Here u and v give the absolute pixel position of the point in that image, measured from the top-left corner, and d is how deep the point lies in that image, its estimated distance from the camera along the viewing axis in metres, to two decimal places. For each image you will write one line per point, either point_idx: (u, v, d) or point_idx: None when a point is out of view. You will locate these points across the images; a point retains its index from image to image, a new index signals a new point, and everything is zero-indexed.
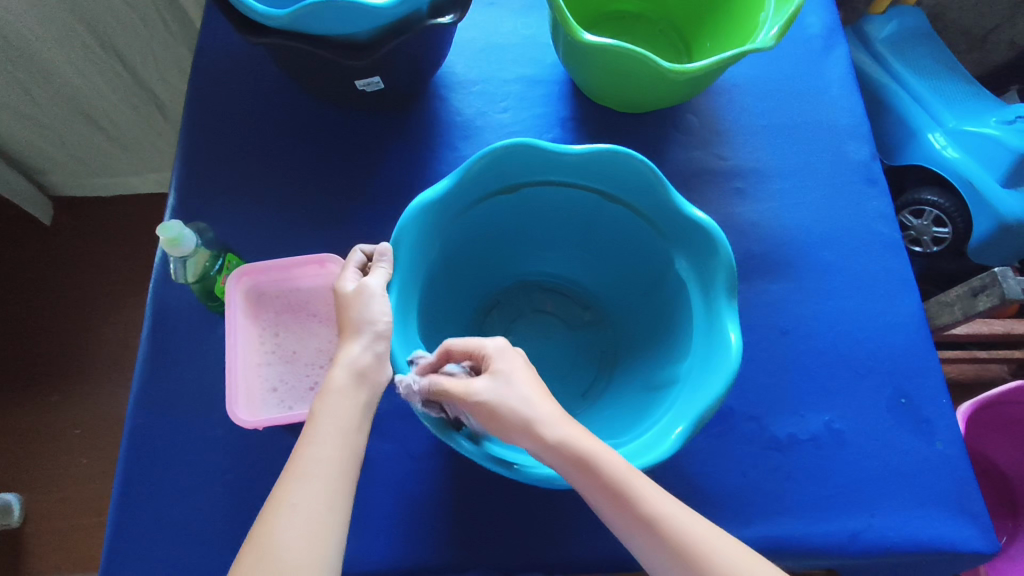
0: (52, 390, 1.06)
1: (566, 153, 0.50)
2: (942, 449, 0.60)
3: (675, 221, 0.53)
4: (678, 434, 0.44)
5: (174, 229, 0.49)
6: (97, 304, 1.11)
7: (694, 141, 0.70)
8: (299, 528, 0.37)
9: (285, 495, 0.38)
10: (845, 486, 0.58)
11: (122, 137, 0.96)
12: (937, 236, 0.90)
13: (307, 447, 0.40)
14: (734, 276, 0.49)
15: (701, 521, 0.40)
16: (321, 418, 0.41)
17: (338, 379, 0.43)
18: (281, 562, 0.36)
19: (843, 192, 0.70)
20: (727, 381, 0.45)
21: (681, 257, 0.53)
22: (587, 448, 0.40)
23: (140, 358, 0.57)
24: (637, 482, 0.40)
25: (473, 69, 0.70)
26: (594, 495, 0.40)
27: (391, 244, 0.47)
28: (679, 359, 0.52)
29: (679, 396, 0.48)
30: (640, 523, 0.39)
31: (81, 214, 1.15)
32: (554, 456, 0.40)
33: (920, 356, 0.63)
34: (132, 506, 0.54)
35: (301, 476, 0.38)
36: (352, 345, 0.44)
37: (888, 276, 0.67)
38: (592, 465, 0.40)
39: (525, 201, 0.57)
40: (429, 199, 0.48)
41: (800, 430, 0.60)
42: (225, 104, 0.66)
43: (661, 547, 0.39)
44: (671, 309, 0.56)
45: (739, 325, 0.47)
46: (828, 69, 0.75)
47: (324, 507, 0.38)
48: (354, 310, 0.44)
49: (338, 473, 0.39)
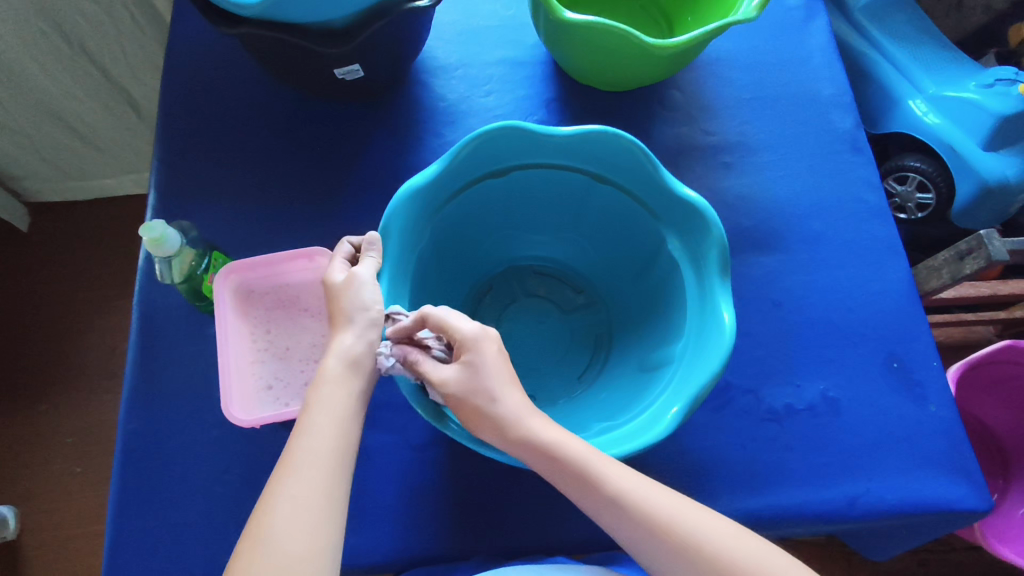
0: (40, 400, 1.05)
1: (554, 134, 0.50)
2: (936, 411, 0.61)
3: (666, 200, 0.52)
4: (675, 412, 0.44)
5: (158, 229, 0.48)
6: (81, 310, 1.09)
7: (679, 117, 0.70)
8: (299, 520, 0.36)
9: (283, 487, 0.37)
10: (843, 452, 0.59)
11: (96, 138, 0.94)
12: (921, 202, 0.91)
13: (303, 438, 0.39)
14: (726, 254, 0.48)
15: (670, 497, 0.41)
16: (316, 408, 0.41)
17: (332, 368, 0.42)
18: (282, 553, 0.35)
19: (829, 162, 0.70)
20: (722, 360, 0.44)
21: (673, 237, 0.53)
22: (552, 440, 0.41)
23: (130, 361, 0.56)
24: (604, 465, 0.41)
25: (454, 53, 0.69)
26: (564, 483, 0.41)
27: (380, 232, 0.46)
28: (675, 339, 0.52)
29: (675, 376, 0.48)
30: (606, 502, 0.40)
31: (60, 219, 1.12)
32: (523, 449, 0.42)
33: (911, 320, 0.64)
34: (130, 512, 0.53)
35: (299, 467, 0.38)
36: (345, 334, 0.43)
37: (876, 243, 0.67)
38: (555, 455, 0.41)
39: (514, 184, 0.56)
40: (417, 185, 0.47)
41: (796, 400, 0.60)
42: (201, 99, 0.65)
43: (632, 523, 0.40)
44: (665, 290, 0.55)
45: (732, 303, 0.47)
46: (809, 40, 0.74)
47: (323, 498, 0.37)
48: (346, 299, 0.44)
49: (337, 463, 0.39)
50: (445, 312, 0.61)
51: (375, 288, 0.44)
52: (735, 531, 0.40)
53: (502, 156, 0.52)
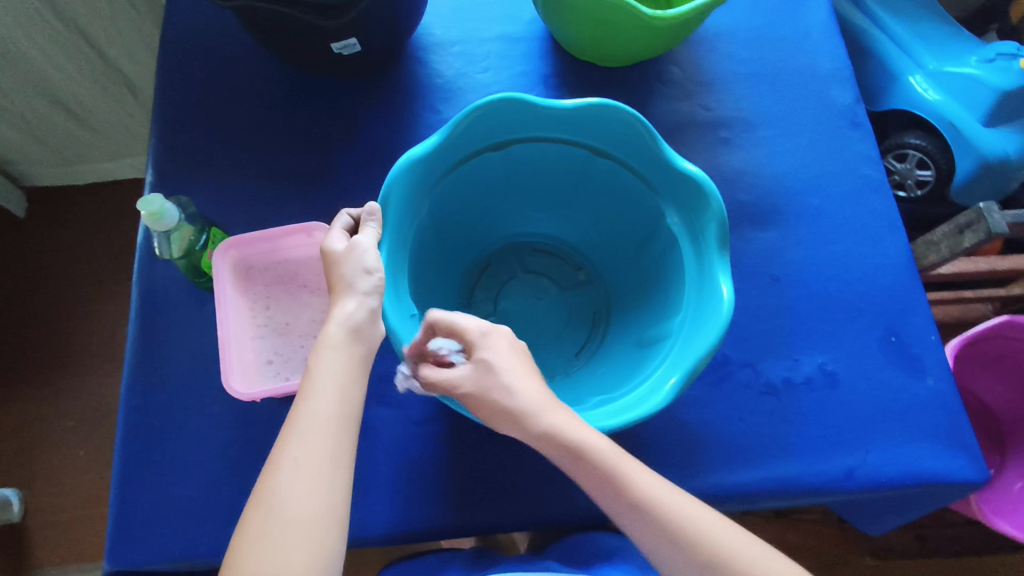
0: (42, 384, 1.05)
1: (554, 107, 0.49)
2: (933, 384, 0.61)
3: (665, 174, 0.52)
4: (672, 384, 0.44)
5: (155, 203, 0.48)
6: (81, 294, 1.09)
7: (678, 93, 0.69)
8: (303, 482, 0.37)
9: (287, 451, 0.38)
10: (840, 425, 0.59)
11: (92, 120, 0.94)
12: (920, 179, 0.90)
13: (306, 402, 0.39)
14: (725, 228, 0.48)
15: (692, 503, 0.41)
16: (318, 373, 0.40)
17: (334, 334, 0.42)
18: (287, 514, 0.36)
19: (828, 137, 0.69)
20: (719, 333, 0.44)
21: (672, 212, 0.53)
22: (575, 439, 0.41)
23: (130, 338, 0.57)
24: (629, 468, 0.41)
25: (450, 29, 0.68)
26: (589, 481, 0.41)
27: (379, 204, 0.46)
28: (673, 311, 0.52)
29: (673, 350, 0.48)
30: (625, 504, 0.40)
31: (58, 204, 1.12)
32: (546, 445, 0.41)
33: (909, 295, 0.64)
34: (133, 486, 0.53)
35: (302, 430, 0.38)
36: (346, 301, 0.43)
37: (875, 219, 0.67)
38: (580, 453, 0.41)
39: (513, 159, 0.56)
40: (416, 157, 0.47)
41: (794, 374, 0.61)
42: (197, 77, 0.64)
43: (652, 531, 0.40)
44: (664, 265, 0.55)
45: (731, 277, 0.47)
46: (809, 14, 0.74)
47: (327, 461, 0.38)
48: (345, 268, 0.44)
49: (339, 427, 0.39)
50: (443, 287, 0.61)
51: (373, 257, 0.44)
52: (756, 545, 0.40)
53: (501, 130, 0.52)
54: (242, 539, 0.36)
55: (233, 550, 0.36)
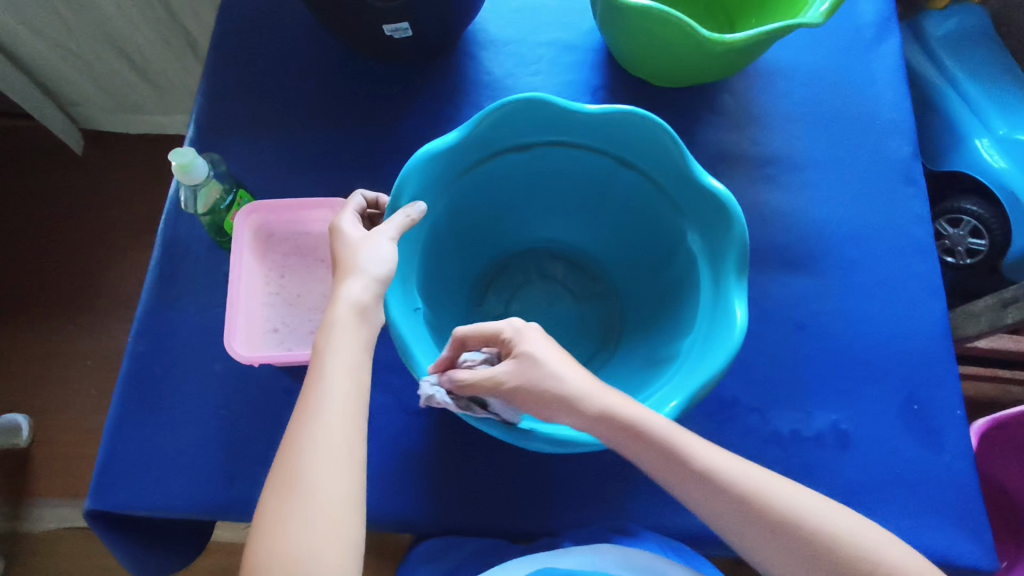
0: (67, 319, 1.08)
1: (583, 112, 0.49)
2: (949, 461, 0.58)
3: (692, 191, 0.51)
4: (671, 407, 0.43)
5: (187, 155, 0.49)
6: (117, 239, 1.12)
7: (727, 123, 0.67)
8: (322, 464, 0.36)
9: (304, 432, 0.37)
10: (845, 488, 0.57)
11: (152, 72, 0.96)
12: (972, 248, 0.87)
13: (320, 381, 0.38)
14: (746, 253, 0.46)
15: (753, 469, 0.42)
16: (329, 352, 0.39)
17: (340, 317, 0.40)
18: (312, 496, 0.35)
19: (878, 189, 0.67)
20: (727, 359, 0.43)
21: (694, 231, 0.52)
22: (632, 415, 0.41)
23: (146, 286, 0.58)
24: (688, 442, 0.42)
25: (507, 28, 0.68)
26: (647, 459, 0.41)
27: (393, 192, 0.45)
28: (684, 334, 0.50)
29: (679, 371, 0.47)
30: (700, 482, 0.41)
31: (113, 150, 1.16)
32: (604, 427, 0.41)
33: (938, 364, 0.61)
34: (124, 430, 0.54)
35: (318, 410, 0.37)
36: (351, 283, 0.41)
37: (915, 280, 0.64)
38: (640, 429, 0.41)
39: (538, 160, 0.55)
40: (438, 148, 0.46)
41: (804, 427, 0.58)
42: (252, 43, 0.65)
43: (720, 499, 0.41)
44: (681, 285, 0.54)
45: (747, 303, 0.45)
46: (876, 61, 0.71)
47: (343, 441, 0.37)
48: (356, 250, 0.43)
49: (351, 408, 0.38)
50: (454, 282, 0.61)
51: (383, 244, 0.43)
52: (815, 495, 0.42)
53: (529, 130, 0.52)
54: (265, 520, 0.35)
55: (256, 530, 0.35)
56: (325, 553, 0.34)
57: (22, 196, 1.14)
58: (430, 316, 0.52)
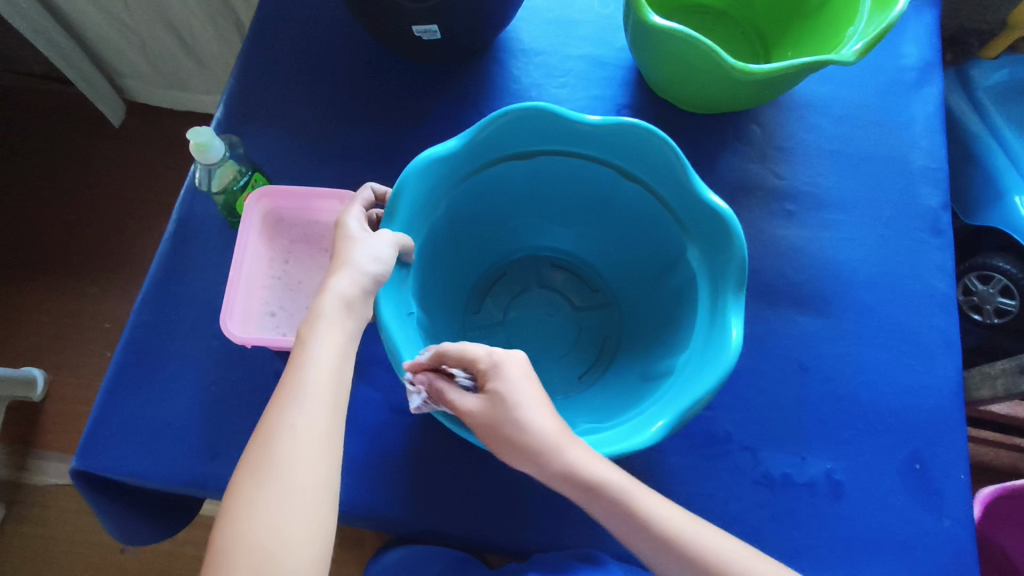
0: (92, 282, 1.12)
1: (587, 123, 0.49)
2: (949, 527, 0.56)
3: (693, 208, 0.50)
4: (660, 426, 0.42)
5: (205, 135, 0.50)
6: (149, 209, 1.16)
7: (752, 153, 0.66)
8: (299, 451, 0.36)
9: (282, 416, 0.36)
10: (833, 540, 0.55)
11: (199, 53, 0.99)
12: (1001, 308, 0.84)
13: (303, 369, 0.38)
14: (745, 274, 0.45)
15: (697, 525, 0.41)
16: (313, 342, 0.39)
17: (325, 310, 0.40)
18: (285, 486, 0.35)
19: (901, 236, 0.65)
20: (719, 379, 0.42)
21: (694, 247, 0.51)
22: (593, 477, 0.40)
23: (157, 258, 0.59)
24: (643, 501, 0.40)
25: (539, 39, 0.68)
26: (610, 520, 0.40)
27: (391, 195, 0.45)
28: (676, 354, 0.49)
29: (670, 390, 0.45)
30: (657, 548, 0.40)
31: (155, 124, 1.20)
32: (565, 486, 0.40)
33: (948, 425, 0.59)
34: (117, 396, 0.55)
35: (298, 399, 0.37)
36: (341, 276, 0.42)
37: (930, 334, 0.62)
38: (595, 491, 0.40)
39: (539, 169, 0.55)
40: (440, 153, 0.46)
41: (797, 472, 0.56)
42: (288, 31, 0.66)
43: (676, 567, 0.39)
44: (677, 301, 0.54)
45: (744, 321, 0.44)
46: (914, 105, 0.69)
47: (321, 427, 0.37)
48: (354, 246, 0.43)
49: (331, 395, 0.38)
50: (452, 285, 0.61)
51: (381, 243, 0.43)
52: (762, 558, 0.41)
53: (534, 139, 0.52)
54: (235, 506, 0.35)
55: (225, 516, 0.35)
56: (292, 546, 0.34)
57: (64, 159, 1.18)
58: (426, 318, 0.52)
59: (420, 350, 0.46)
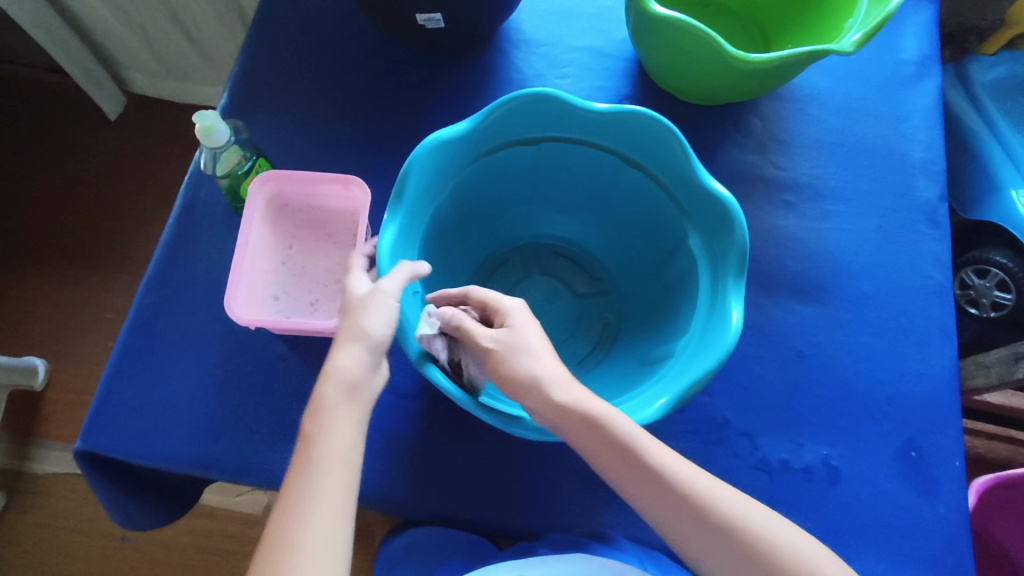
0: (93, 272, 1.12)
1: (593, 110, 0.49)
2: (943, 512, 0.57)
3: (696, 196, 0.51)
4: (660, 404, 0.43)
5: (210, 118, 0.50)
6: (151, 200, 1.16)
7: (752, 144, 0.67)
8: (319, 516, 0.38)
9: (305, 483, 0.38)
10: (830, 525, 0.55)
11: (202, 45, 1.00)
12: (997, 301, 0.85)
13: (316, 444, 0.40)
14: (745, 260, 0.46)
15: (697, 472, 0.42)
16: (324, 421, 0.40)
17: (331, 395, 0.41)
18: (307, 544, 0.37)
19: (899, 227, 0.65)
20: (719, 359, 0.42)
21: (695, 233, 0.52)
22: (599, 411, 0.42)
23: (161, 242, 0.59)
24: (646, 443, 0.42)
25: (541, 30, 0.69)
26: (605, 456, 0.42)
27: (399, 175, 0.45)
28: (678, 337, 0.50)
29: (670, 371, 0.46)
30: (652, 482, 0.41)
31: (158, 116, 1.21)
32: (565, 418, 0.42)
33: (944, 412, 0.60)
34: (121, 378, 0.55)
35: (315, 467, 0.39)
36: (343, 358, 0.42)
37: (927, 323, 0.63)
38: (602, 425, 0.41)
39: (543, 156, 0.56)
40: (448, 135, 0.47)
41: (794, 458, 0.57)
42: (292, 21, 0.67)
43: (667, 501, 0.41)
44: (678, 287, 0.54)
45: (743, 304, 0.45)
46: (913, 98, 0.70)
47: (339, 495, 0.39)
48: (352, 318, 0.43)
49: (347, 464, 0.40)
50: (454, 272, 0.62)
51: (388, 304, 0.43)
52: (764, 511, 0.42)
53: (538, 125, 0.52)
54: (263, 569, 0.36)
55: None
56: None
57: (67, 150, 1.19)
58: (428, 301, 0.53)
59: (422, 332, 0.47)
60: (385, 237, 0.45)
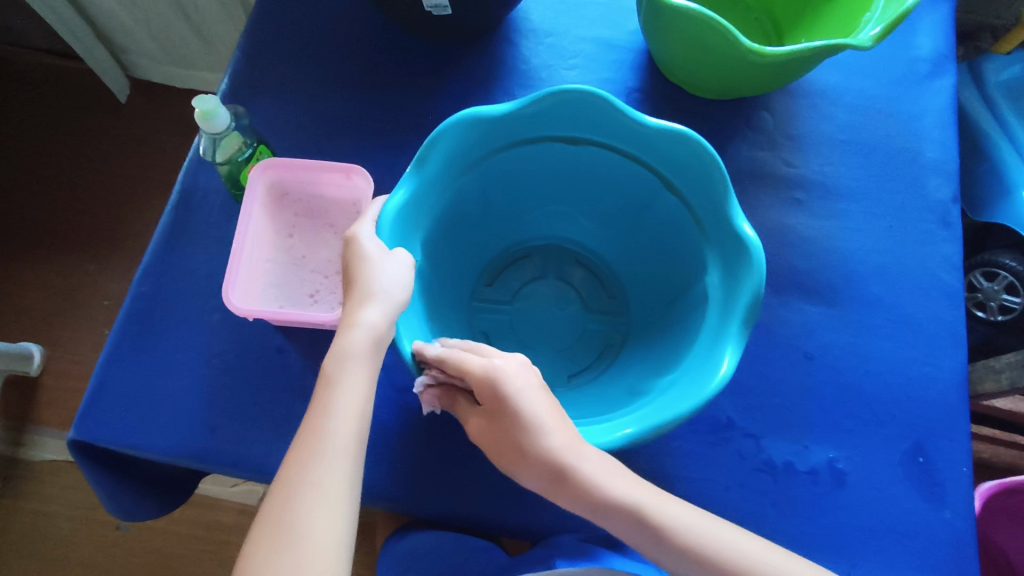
0: (91, 259, 1.11)
1: (643, 124, 0.48)
2: (950, 519, 0.56)
3: (723, 231, 0.49)
4: (623, 434, 0.41)
5: (210, 102, 0.49)
6: (149, 187, 1.15)
7: (763, 140, 0.65)
8: (338, 437, 0.38)
9: (326, 406, 0.39)
10: (834, 529, 0.55)
11: (204, 31, 0.98)
12: (1005, 304, 0.84)
13: (338, 377, 0.40)
14: (757, 307, 0.44)
15: (730, 531, 0.44)
16: (348, 355, 0.41)
17: (357, 342, 0.41)
18: (324, 465, 0.37)
19: (911, 230, 0.64)
20: (694, 407, 0.41)
21: (716, 269, 0.50)
22: (626, 500, 0.42)
23: (158, 230, 0.58)
24: (668, 513, 0.43)
25: (549, 20, 0.67)
26: (630, 535, 0.43)
27: (424, 145, 0.46)
28: (672, 369, 0.49)
29: (652, 403, 0.45)
30: (693, 562, 0.42)
31: (158, 102, 1.19)
32: (585, 501, 0.42)
33: (952, 417, 0.59)
34: (115, 367, 0.54)
35: (337, 395, 0.40)
36: (369, 308, 0.42)
37: (937, 326, 0.61)
38: (626, 510, 0.42)
39: (565, 155, 0.55)
40: (480, 114, 0.47)
41: (799, 461, 0.56)
42: (296, 6, 0.65)
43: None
44: (689, 303, 0.53)
45: (738, 355, 0.43)
46: (926, 96, 0.69)
47: (357, 419, 0.39)
48: (374, 271, 0.42)
49: (366, 391, 0.40)
50: (458, 268, 0.61)
51: (400, 267, 0.43)
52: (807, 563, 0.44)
53: (561, 122, 0.51)
54: (282, 486, 0.37)
55: (275, 495, 0.37)
56: (323, 534, 0.36)
57: (65, 134, 1.17)
58: (427, 290, 0.52)
59: (413, 316, 0.46)
60: (397, 195, 0.45)
